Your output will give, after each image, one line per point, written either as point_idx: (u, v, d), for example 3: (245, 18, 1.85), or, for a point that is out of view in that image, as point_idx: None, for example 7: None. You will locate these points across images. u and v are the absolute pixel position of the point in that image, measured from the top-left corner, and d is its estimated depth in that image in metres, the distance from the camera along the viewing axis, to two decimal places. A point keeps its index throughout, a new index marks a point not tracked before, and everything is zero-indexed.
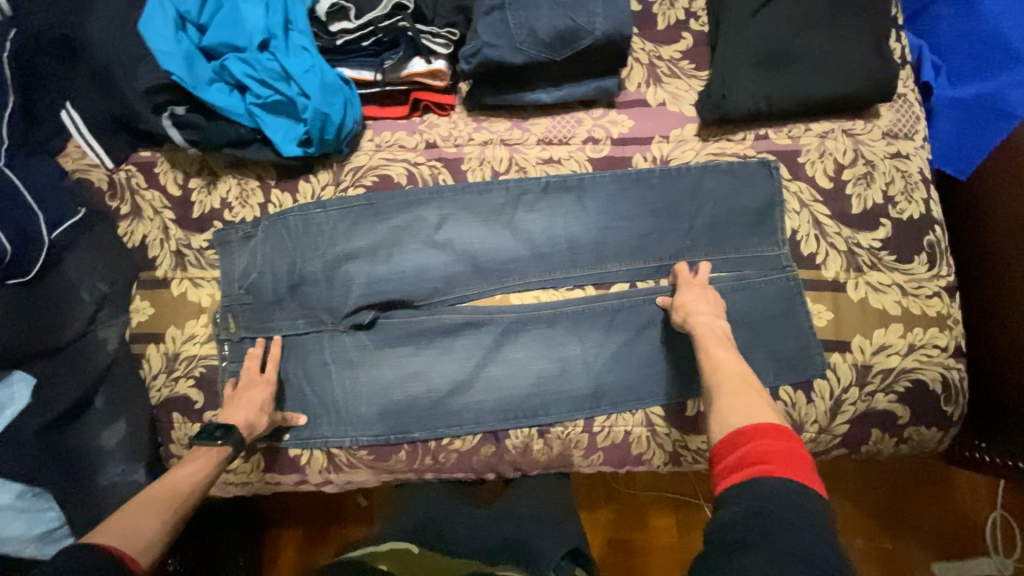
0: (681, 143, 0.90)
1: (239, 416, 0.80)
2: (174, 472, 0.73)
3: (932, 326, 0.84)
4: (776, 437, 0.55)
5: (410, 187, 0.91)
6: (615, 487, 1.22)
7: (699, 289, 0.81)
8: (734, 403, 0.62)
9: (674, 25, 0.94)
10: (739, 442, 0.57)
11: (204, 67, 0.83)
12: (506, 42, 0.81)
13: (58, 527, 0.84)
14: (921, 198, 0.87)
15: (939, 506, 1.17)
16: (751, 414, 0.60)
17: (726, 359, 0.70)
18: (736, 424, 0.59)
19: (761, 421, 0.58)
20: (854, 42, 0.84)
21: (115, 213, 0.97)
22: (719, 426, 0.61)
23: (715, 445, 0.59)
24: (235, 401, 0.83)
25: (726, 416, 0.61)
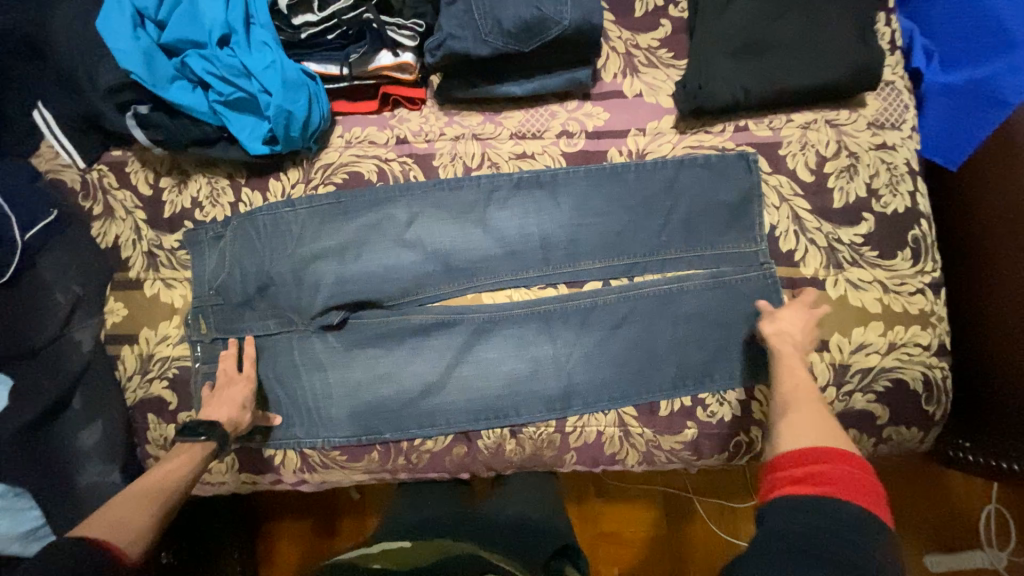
0: (658, 136, 0.88)
1: (219, 415, 0.80)
2: (157, 466, 0.72)
3: (914, 324, 0.82)
4: (848, 462, 0.52)
5: (380, 184, 0.89)
6: (604, 482, 1.21)
7: (790, 310, 0.75)
8: (808, 423, 0.58)
9: (651, 12, 0.91)
10: (809, 458, 0.53)
11: (164, 65, 0.81)
12: (471, 34, 0.78)
13: (41, 525, 0.82)
14: (906, 191, 0.84)
15: (932, 503, 1.15)
16: (824, 433, 0.56)
17: (804, 379, 0.66)
18: (807, 440, 0.55)
19: (835, 443, 0.54)
20: (838, 27, 0.80)
21: (87, 214, 0.96)
22: (787, 437, 0.57)
23: (779, 452, 0.56)
24: (213, 397, 0.83)
25: (798, 433, 0.57)
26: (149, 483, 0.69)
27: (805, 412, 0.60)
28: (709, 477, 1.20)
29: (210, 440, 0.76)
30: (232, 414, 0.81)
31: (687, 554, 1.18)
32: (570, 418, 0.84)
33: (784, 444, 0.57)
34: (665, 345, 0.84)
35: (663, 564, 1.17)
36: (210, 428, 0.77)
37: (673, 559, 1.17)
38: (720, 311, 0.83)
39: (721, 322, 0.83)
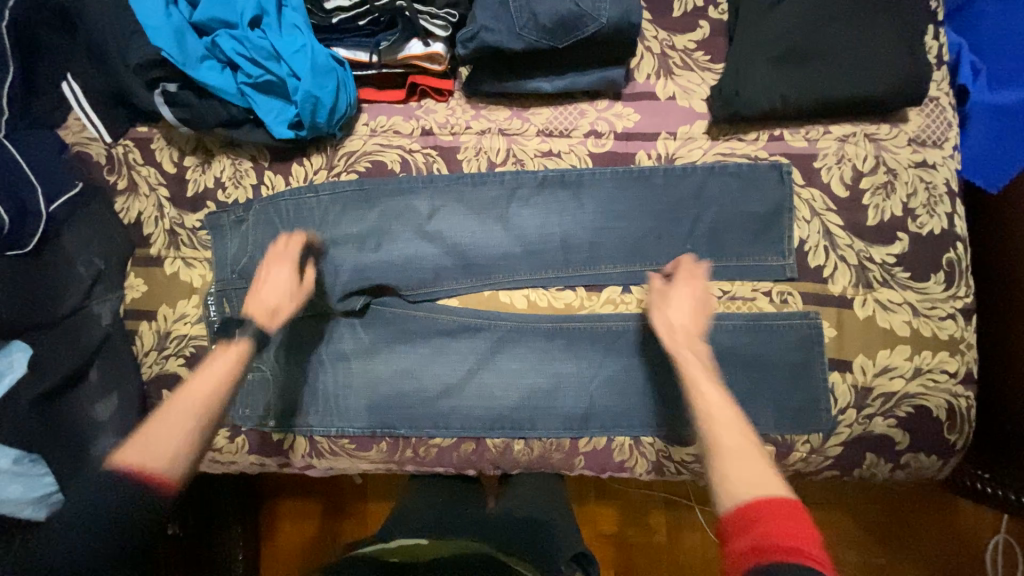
0: (689, 142, 0.86)
1: (266, 299, 0.77)
2: (205, 369, 0.68)
3: (942, 350, 0.79)
4: (789, 517, 0.49)
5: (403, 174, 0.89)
6: (607, 483, 1.20)
7: (680, 296, 0.75)
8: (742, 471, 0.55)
9: (690, 12, 0.88)
10: (750, 519, 0.50)
11: (194, 43, 0.80)
12: (505, 27, 0.76)
13: (54, 493, 0.82)
14: (944, 213, 0.81)
15: (938, 527, 1.13)
16: (760, 485, 0.53)
17: (715, 401, 0.63)
18: (743, 494, 0.53)
19: (772, 492, 0.52)
20: (887, 38, 0.77)
21: (112, 188, 0.97)
22: (726, 493, 0.54)
23: (723, 516, 0.52)
24: (260, 281, 0.79)
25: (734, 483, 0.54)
26: (194, 392, 0.66)
27: (734, 451, 0.57)
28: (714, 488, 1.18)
29: (245, 338, 0.72)
30: (271, 303, 0.77)
31: (685, 560, 1.17)
32: (582, 424, 0.84)
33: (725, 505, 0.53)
34: None
35: (661, 569, 1.17)
36: (244, 326, 0.74)
37: (671, 565, 1.17)
38: (756, 356, 0.81)
39: (742, 338, 0.81)
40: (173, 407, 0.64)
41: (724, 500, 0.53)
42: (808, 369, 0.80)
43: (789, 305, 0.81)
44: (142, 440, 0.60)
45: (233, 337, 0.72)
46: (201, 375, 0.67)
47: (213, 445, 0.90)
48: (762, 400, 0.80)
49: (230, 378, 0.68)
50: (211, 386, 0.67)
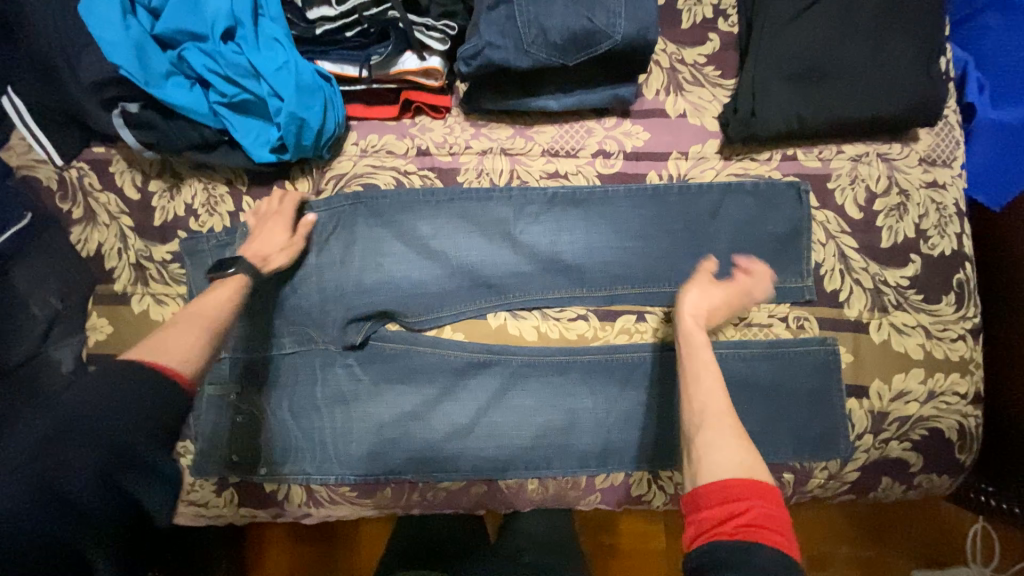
0: (701, 161, 0.82)
1: (252, 248, 0.75)
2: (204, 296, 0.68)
3: (953, 372, 0.79)
4: (764, 497, 0.53)
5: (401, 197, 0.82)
6: None
7: (704, 283, 0.74)
8: (722, 447, 0.57)
9: (699, 25, 0.84)
10: (730, 496, 0.53)
11: (158, 58, 0.70)
12: (512, 43, 0.71)
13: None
14: (953, 233, 0.80)
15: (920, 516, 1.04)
16: (739, 463, 0.55)
17: (713, 385, 0.64)
18: (723, 471, 0.55)
19: (750, 476, 0.54)
20: (902, 57, 0.75)
21: (67, 217, 0.87)
22: (704, 471, 0.56)
23: (700, 488, 0.55)
24: (255, 232, 0.77)
25: (711, 457, 0.57)
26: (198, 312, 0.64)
27: (720, 434, 0.59)
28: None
29: (240, 272, 0.72)
30: (263, 250, 0.75)
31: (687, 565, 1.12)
32: (599, 461, 0.80)
33: (699, 476, 0.56)
34: None
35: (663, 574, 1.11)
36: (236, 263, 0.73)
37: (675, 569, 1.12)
38: (774, 384, 0.79)
39: (761, 366, 0.79)
40: (178, 324, 0.62)
41: (702, 473, 0.56)
42: (823, 394, 0.78)
43: (806, 331, 0.79)
44: (149, 345, 0.58)
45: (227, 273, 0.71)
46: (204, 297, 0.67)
47: (198, 501, 0.82)
48: (781, 429, 0.79)
49: (233, 304, 0.69)
50: (218, 311, 0.66)
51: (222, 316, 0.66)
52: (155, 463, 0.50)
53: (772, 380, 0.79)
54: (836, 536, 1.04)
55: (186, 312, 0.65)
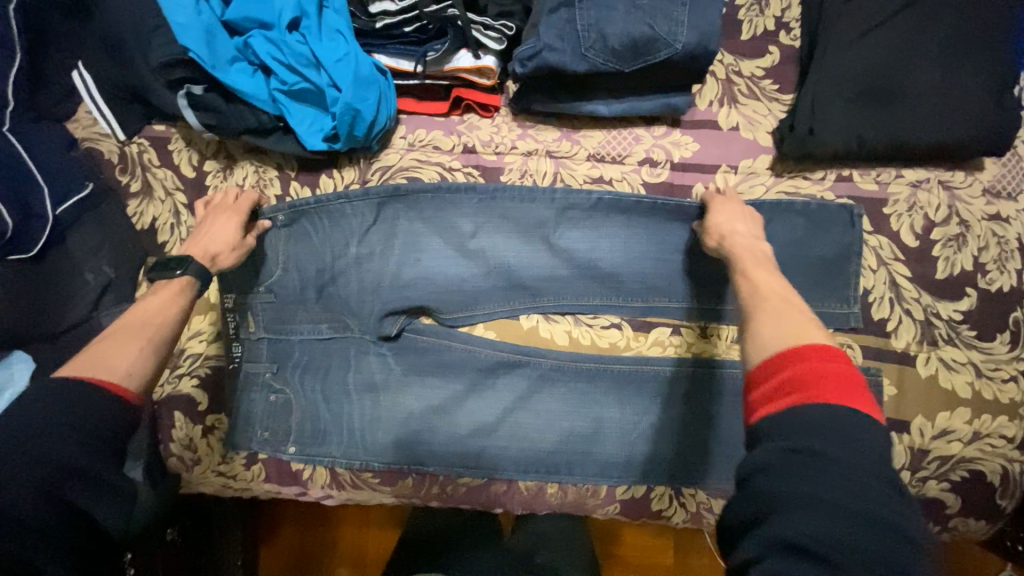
0: (751, 177, 0.80)
1: (198, 246, 0.73)
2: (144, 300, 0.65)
3: (1002, 415, 0.76)
4: (820, 360, 0.49)
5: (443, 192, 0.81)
6: None
7: (730, 207, 0.74)
8: (773, 326, 0.55)
9: (760, 37, 0.82)
10: (781, 366, 0.50)
11: (225, 43, 0.72)
12: (569, 47, 0.70)
13: None
14: (1014, 269, 0.77)
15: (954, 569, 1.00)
16: (791, 337, 0.52)
17: (759, 279, 0.63)
18: (773, 347, 0.52)
19: (807, 339, 0.51)
20: (977, 82, 0.71)
21: (125, 189, 0.91)
22: (754, 347, 0.54)
23: (751, 369, 0.52)
24: (204, 228, 0.76)
25: (763, 338, 0.54)
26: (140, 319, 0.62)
27: (765, 314, 0.57)
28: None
29: (187, 273, 0.68)
30: (210, 246, 0.74)
31: None
32: (622, 472, 0.80)
33: (752, 359, 0.53)
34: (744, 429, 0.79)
35: None
36: (183, 262, 0.69)
37: None
38: None
39: None
40: (115, 334, 0.59)
41: (752, 354, 0.53)
42: None
43: (847, 358, 0.77)
44: (86, 361, 0.55)
45: (171, 274, 0.68)
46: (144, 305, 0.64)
47: (228, 473, 0.85)
48: None
49: (177, 308, 0.66)
50: (161, 316, 0.63)
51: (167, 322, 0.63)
52: (106, 478, 0.50)
53: None
54: None
55: (125, 319, 0.63)
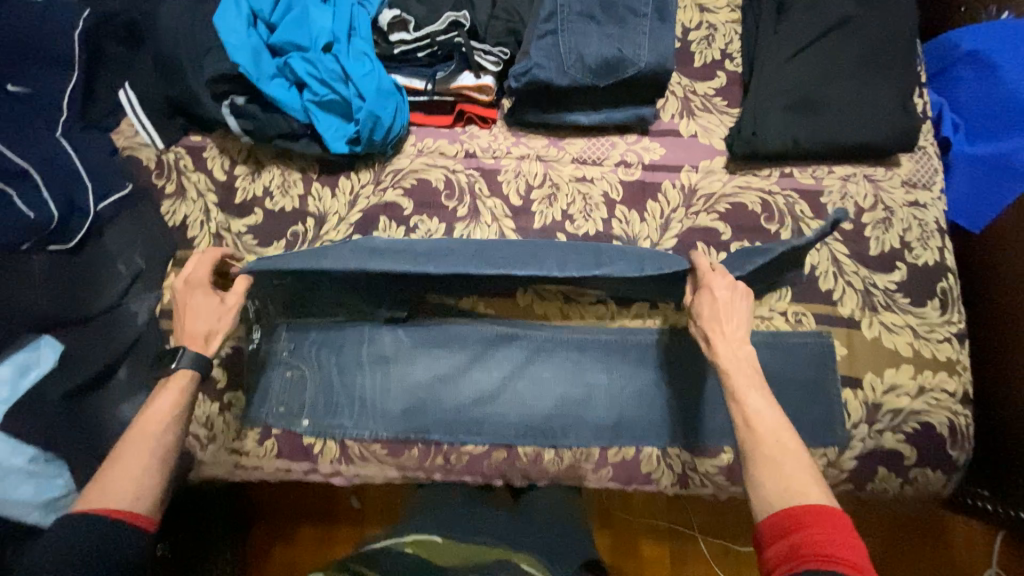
0: (710, 174, 0.95)
1: (192, 330, 0.78)
2: (151, 402, 0.74)
3: (942, 370, 0.86)
4: (818, 523, 0.56)
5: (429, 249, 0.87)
6: (612, 513, 1.32)
7: (713, 295, 0.77)
8: (770, 475, 0.62)
9: (709, 64, 1.00)
10: (788, 527, 0.57)
11: (268, 62, 0.88)
12: (555, 65, 0.87)
13: (62, 496, 0.84)
14: (935, 247, 0.90)
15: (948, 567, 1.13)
16: (792, 492, 0.60)
17: (758, 404, 0.68)
18: (775, 503, 0.60)
19: (804, 501, 0.59)
20: (880, 95, 0.89)
21: (159, 191, 1.00)
22: (760, 502, 0.61)
23: (761, 523, 0.60)
24: (185, 310, 0.81)
25: (762, 489, 0.62)
26: (146, 427, 0.72)
27: (768, 461, 0.63)
28: (712, 510, 1.31)
29: (184, 366, 0.76)
30: (204, 327, 0.79)
31: None
32: (612, 434, 0.87)
33: (761, 513, 0.61)
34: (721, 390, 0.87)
35: None
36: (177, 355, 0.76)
37: None
38: (776, 371, 0.86)
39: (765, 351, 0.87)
40: (122, 449, 0.70)
41: (759, 508, 0.61)
42: (819, 384, 0.86)
43: (803, 325, 0.88)
44: (97, 489, 0.66)
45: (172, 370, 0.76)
46: (150, 409, 0.73)
47: (242, 450, 0.90)
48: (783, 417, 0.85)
49: (175, 405, 0.74)
50: (162, 418, 0.73)
51: (169, 427, 0.73)
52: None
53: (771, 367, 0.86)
54: None
55: (141, 420, 0.72)
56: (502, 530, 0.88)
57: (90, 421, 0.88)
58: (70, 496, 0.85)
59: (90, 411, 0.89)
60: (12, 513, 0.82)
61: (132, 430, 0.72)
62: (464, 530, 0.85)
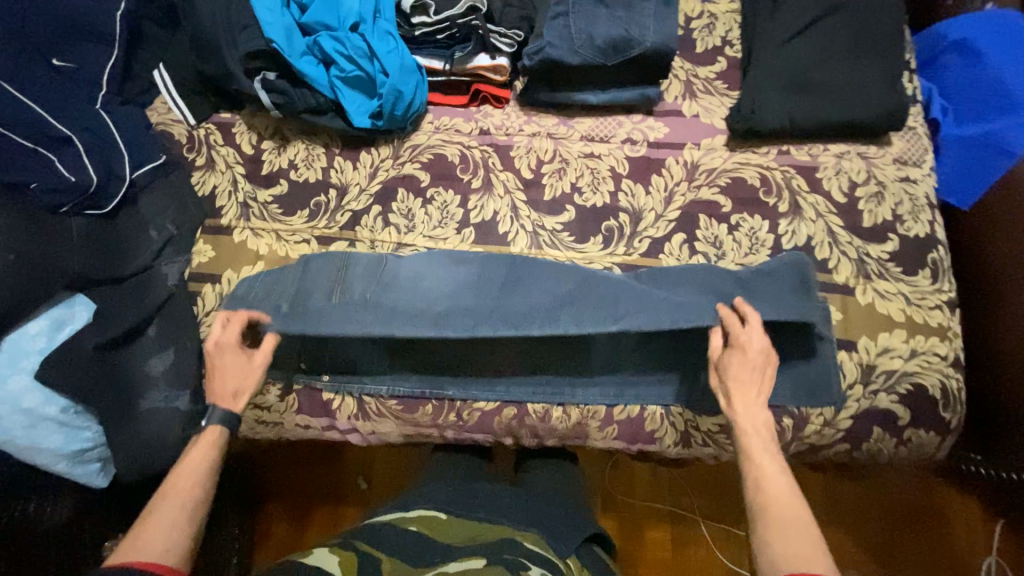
0: (711, 151, 1.00)
1: (223, 390, 0.83)
2: (181, 462, 0.75)
3: (933, 336, 0.90)
4: None
5: (446, 307, 0.90)
6: (614, 496, 1.33)
7: (742, 361, 0.80)
8: (784, 540, 0.64)
9: (711, 50, 1.06)
10: None
11: (299, 41, 0.96)
12: (566, 45, 0.94)
13: (90, 448, 0.90)
14: (926, 220, 0.95)
15: (924, 525, 1.26)
16: (805, 557, 0.61)
17: (768, 469, 0.71)
18: (784, 563, 0.62)
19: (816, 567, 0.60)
20: (871, 76, 0.95)
21: (191, 163, 1.07)
22: (769, 558, 0.63)
23: None
24: (215, 371, 0.85)
25: (775, 553, 0.63)
26: (178, 485, 0.72)
27: (779, 525, 0.65)
28: (713, 496, 1.32)
29: (213, 424, 0.80)
30: (233, 386, 0.84)
31: None
32: (617, 393, 0.92)
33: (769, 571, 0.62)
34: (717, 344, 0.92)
35: None
36: (211, 412, 0.81)
37: None
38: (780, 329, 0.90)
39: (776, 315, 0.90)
40: (157, 505, 0.70)
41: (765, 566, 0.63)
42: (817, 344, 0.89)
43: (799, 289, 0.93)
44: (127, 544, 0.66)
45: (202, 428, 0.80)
46: (181, 468, 0.74)
47: (264, 406, 0.94)
48: (780, 379, 0.90)
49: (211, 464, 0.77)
50: (196, 475, 0.74)
51: (201, 483, 0.74)
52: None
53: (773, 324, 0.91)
54: (847, 562, 1.25)
55: (169, 481, 0.73)
56: (506, 502, 0.89)
57: (120, 376, 0.92)
58: (98, 449, 0.91)
59: (120, 366, 0.92)
60: (39, 460, 0.88)
61: (161, 489, 0.72)
62: (469, 505, 0.87)
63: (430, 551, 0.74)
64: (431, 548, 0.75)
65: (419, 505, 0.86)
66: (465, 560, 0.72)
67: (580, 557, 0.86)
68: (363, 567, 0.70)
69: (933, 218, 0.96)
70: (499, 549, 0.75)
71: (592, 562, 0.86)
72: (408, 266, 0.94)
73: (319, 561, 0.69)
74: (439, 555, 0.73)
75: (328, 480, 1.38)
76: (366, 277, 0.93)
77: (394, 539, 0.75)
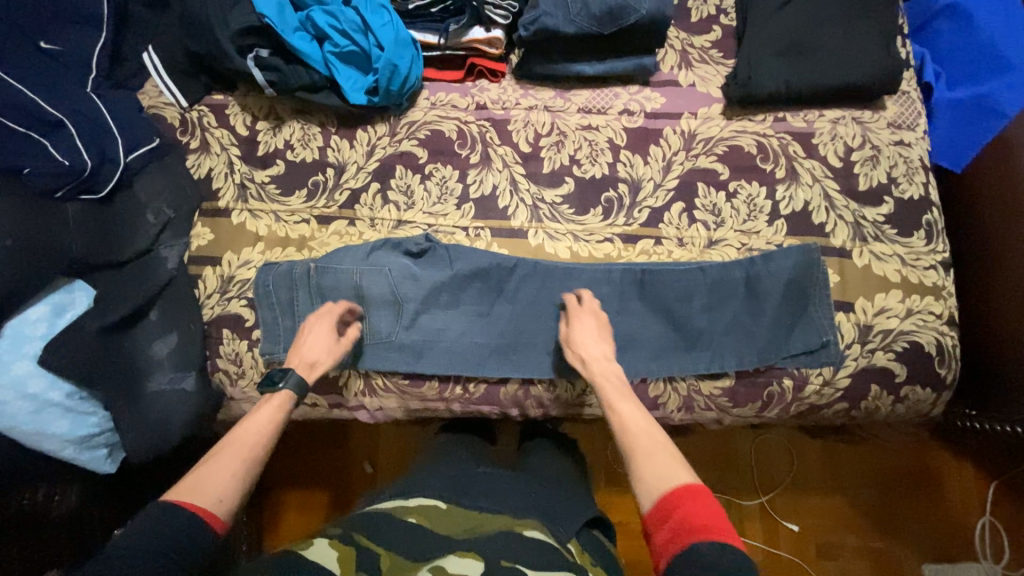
0: (708, 120, 1.01)
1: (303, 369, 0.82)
2: (252, 416, 0.73)
3: (928, 295, 0.92)
4: (693, 501, 0.60)
5: (459, 347, 0.93)
6: (617, 473, 1.35)
7: (583, 321, 0.86)
8: (647, 467, 0.65)
9: (705, 18, 1.06)
10: (669, 512, 0.60)
11: (292, 16, 0.95)
12: (562, 14, 0.94)
13: (98, 434, 0.88)
14: (920, 182, 0.96)
15: (920, 490, 1.29)
16: (668, 476, 0.64)
17: (624, 410, 0.74)
18: (654, 491, 0.63)
19: (675, 483, 0.62)
20: (864, 41, 0.96)
21: (185, 147, 1.05)
22: (642, 488, 0.64)
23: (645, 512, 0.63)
24: (301, 337, 0.85)
25: (644, 482, 0.65)
26: (246, 437, 0.70)
27: (639, 452, 0.68)
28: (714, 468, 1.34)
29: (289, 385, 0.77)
30: (312, 356, 0.83)
31: None
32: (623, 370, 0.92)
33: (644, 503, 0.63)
34: (722, 330, 0.92)
35: None
36: (286, 374, 0.79)
37: None
38: (779, 312, 0.92)
39: (780, 308, 0.92)
40: (223, 448, 0.68)
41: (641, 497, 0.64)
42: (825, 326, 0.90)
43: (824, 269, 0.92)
44: (188, 482, 0.64)
45: (276, 386, 0.77)
46: (251, 421, 0.72)
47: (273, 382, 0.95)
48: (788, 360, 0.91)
49: None
50: (264, 432, 0.72)
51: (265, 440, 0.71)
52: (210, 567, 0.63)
53: (769, 310, 0.92)
54: (845, 526, 1.28)
55: (233, 436, 0.70)
56: (508, 488, 0.89)
57: (123, 361, 0.90)
58: (106, 434, 0.89)
59: (122, 350, 0.91)
60: (46, 447, 0.85)
61: (231, 434, 0.70)
62: (470, 494, 0.85)
63: (427, 542, 0.72)
64: (427, 540, 0.72)
65: (419, 493, 0.85)
66: (463, 556, 0.69)
67: (582, 542, 0.86)
68: (362, 563, 0.68)
69: (929, 181, 0.97)
70: (500, 547, 0.72)
71: (590, 543, 0.87)
72: (420, 288, 0.94)
73: (320, 557, 0.67)
74: (437, 545, 0.72)
75: (333, 466, 1.39)
76: (383, 302, 0.93)
77: (395, 530, 0.73)
